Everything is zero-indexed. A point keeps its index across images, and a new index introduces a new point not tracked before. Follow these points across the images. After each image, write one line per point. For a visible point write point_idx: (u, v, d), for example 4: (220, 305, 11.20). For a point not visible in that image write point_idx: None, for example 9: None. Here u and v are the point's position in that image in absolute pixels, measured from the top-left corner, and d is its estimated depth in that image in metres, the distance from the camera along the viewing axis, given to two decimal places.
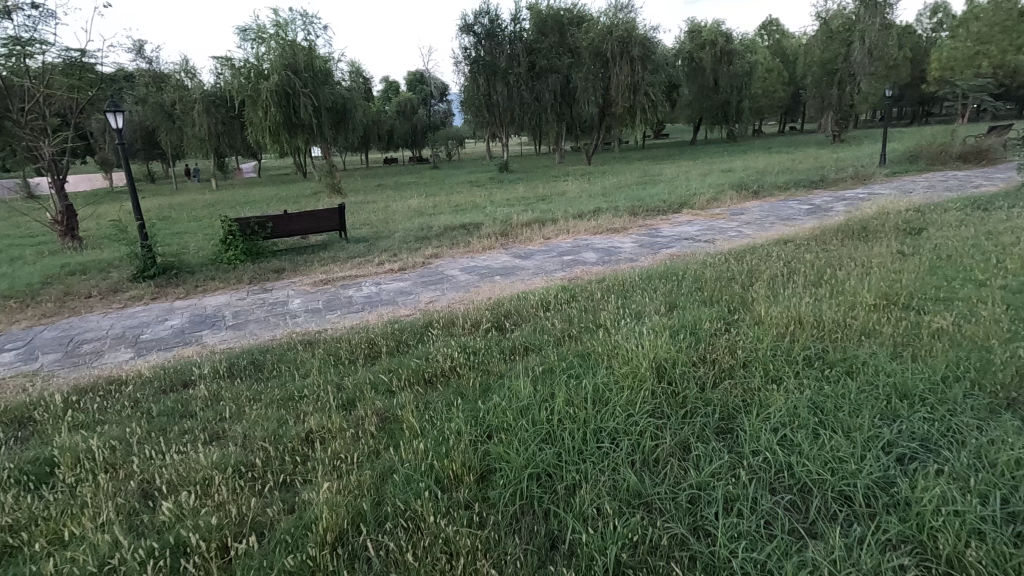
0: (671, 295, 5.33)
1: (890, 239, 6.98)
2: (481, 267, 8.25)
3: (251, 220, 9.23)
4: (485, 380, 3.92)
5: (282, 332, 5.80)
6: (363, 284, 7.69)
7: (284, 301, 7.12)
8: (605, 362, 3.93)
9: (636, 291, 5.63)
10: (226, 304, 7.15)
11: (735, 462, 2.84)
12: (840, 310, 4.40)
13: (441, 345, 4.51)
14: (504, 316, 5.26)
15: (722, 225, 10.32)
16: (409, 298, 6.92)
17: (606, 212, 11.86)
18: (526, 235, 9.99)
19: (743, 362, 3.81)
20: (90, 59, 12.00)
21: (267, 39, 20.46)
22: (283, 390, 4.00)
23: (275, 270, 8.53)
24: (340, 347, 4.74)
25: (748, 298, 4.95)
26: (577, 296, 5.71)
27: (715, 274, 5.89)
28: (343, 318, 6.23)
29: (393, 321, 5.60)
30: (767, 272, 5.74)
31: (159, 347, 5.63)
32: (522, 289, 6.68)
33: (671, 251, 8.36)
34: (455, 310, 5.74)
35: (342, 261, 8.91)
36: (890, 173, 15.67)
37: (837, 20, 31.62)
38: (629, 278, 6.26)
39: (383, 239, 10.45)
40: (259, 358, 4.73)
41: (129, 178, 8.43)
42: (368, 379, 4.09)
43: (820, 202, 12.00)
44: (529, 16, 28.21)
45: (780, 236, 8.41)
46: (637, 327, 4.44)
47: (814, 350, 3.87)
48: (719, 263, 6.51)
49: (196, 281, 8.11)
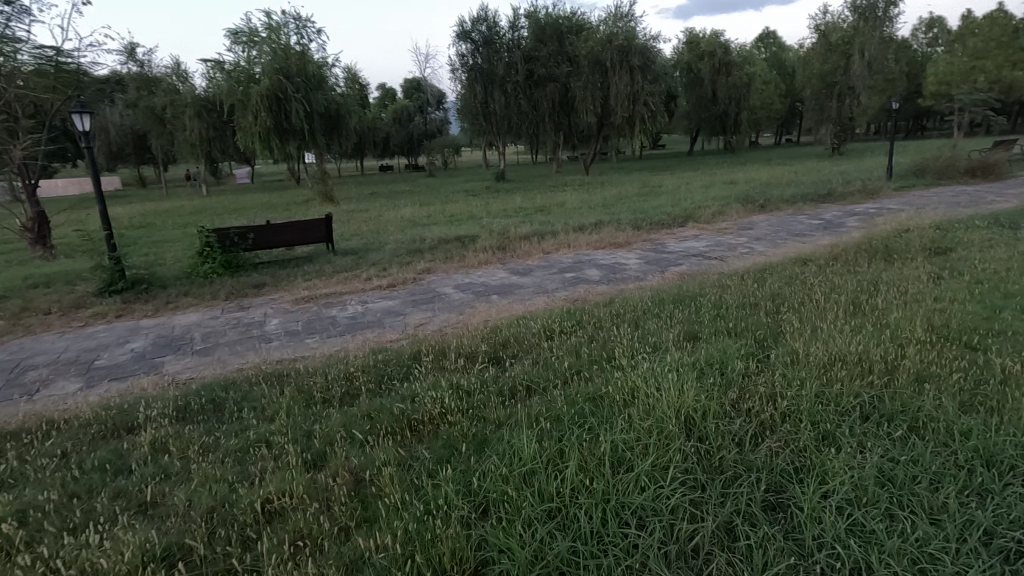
0: (690, 324, 4.74)
1: (918, 259, 6.46)
2: (477, 285, 7.65)
3: (231, 230, 8.61)
4: (480, 431, 3.32)
5: (254, 359, 5.20)
6: (348, 303, 7.07)
7: (261, 321, 6.48)
8: (624, 410, 3.34)
9: (650, 317, 5.04)
10: (196, 324, 6.49)
11: (796, 556, 2.25)
12: (889, 347, 3.81)
13: (431, 382, 3.92)
14: (502, 347, 4.67)
15: (732, 240, 9.80)
16: (397, 319, 6.31)
17: (608, 224, 11.32)
18: (524, 249, 9.44)
19: (784, 412, 3.24)
20: (68, 59, 11.43)
21: (259, 43, 19.81)
22: (242, 439, 3.39)
23: (254, 285, 7.92)
24: (315, 383, 4.12)
25: (778, 329, 4.39)
26: (583, 323, 5.12)
27: (736, 299, 5.32)
28: (323, 343, 5.61)
29: (379, 349, 5.02)
30: (795, 298, 5.19)
31: (110, 377, 4.97)
32: (521, 311, 6.10)
33: (679, 269, 7.84)
34: (448, 337, 5.17)
35: (327, 276, 8.31)
36: (898, 187, 15.22)
37: (836, 33, 31.49)
38: (641, 301, 5.68)
39: (373, 251, 9.84)
40: (220, 394, 4.11)
41: (97, 185, 7.79)
42: (343, 427, 3.47)
43: (830, 218, 11.51)
44: (528, 24, 27.70)
45: (797, 255, 7.89)
46: (657, 365, 3.86)
47: (865, 399, 3.29)
48: (737, 286, 5.94)
49: (167, 297, 7.47)
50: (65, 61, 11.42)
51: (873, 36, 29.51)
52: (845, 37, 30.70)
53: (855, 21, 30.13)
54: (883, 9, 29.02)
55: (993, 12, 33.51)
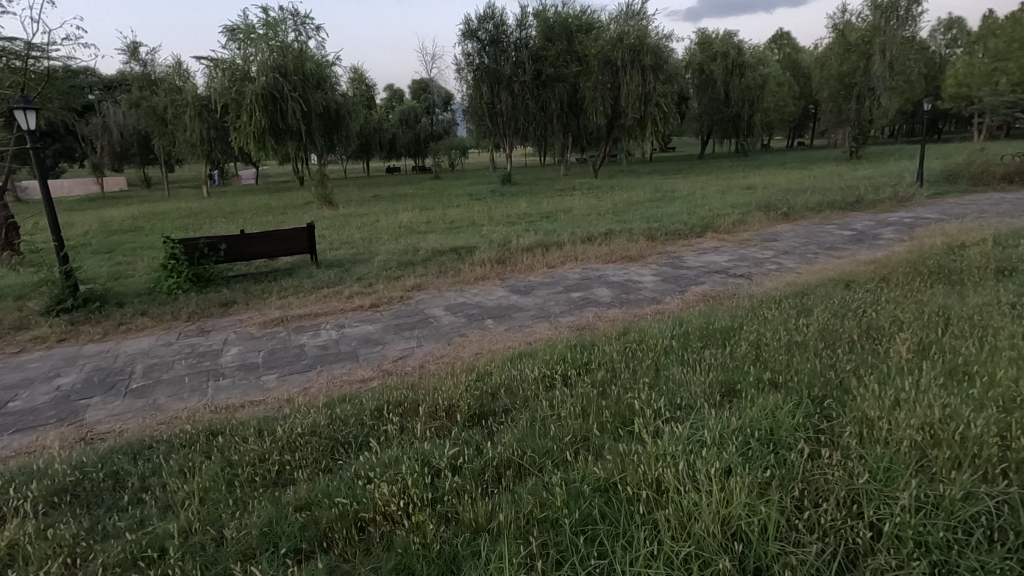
0: (724, 372, 3.84)
1: (988, 282, 5.47)
2: (471, 306, 6.74)
3: (201, 241, 7.76)
4: (449, 545, 2.40)
5: (194, 406, 4.32)
6: (323, 327, 6.20)
7: (219, 350, 5.62)
8: (648, 516, 2.43)
9: (672, 360, 4.12)
10: (145, 352, 5.62)
11: None
12: (999, 420, 2.85)
13: (392, 457, 3.02)
14: (488, 402, 3.79)
15: (756, 254, 8.84)
16: (373, 351, 5.42)
17: (619, 234, 10.40)
18: (526, 262, 8.54)
19: (870, 524, 2.32)
20: (40, 54, 10.44)
21: (255, 41, 18.97)
22: (130, 542, 2.51)
23: (222, 303, 7.07)
24: (247, 453, 3.23)
25: (837, 386, 3.51)
26: (591, 366, 4.22)
27: (778, 336, 4.39)
28: (283, 381, 4.75)
29: (343, 396, 4.14)
30: (848, 335, 4.28)
31: (14, 428, 4.09)
32: (518, 345, 5.21)
33: (701, 289, 6.92)
34: (428, 381, 4.29)
35: (305, 293, 7.45)
36: (931, 194, 14.17)
37: (855, 33, 30.17)
38: (659, 333, 4.79)
39: (360, 264, 8.97)
40: (127, 465, 3.22)
41: (45, 190, 6.95)
42: (266, 530, 2.56)
43: (862, 228, 10.56)
44: (536, 22, 26.69)
45: (835, 274, 6.96)
46: (688, 439, 2.95)
47: (989, 506, 2.32)
48: (775, 316, 5.02)
49: (121, 316, 6.61)
50: (37, 57, 10.46)
51: (896, 35, 28.42)
52: (865, 36, 29.45)
53: (876, 20, 28.97)
54: (905, 8, 28.04)
55: (1014, 11, 32.32)
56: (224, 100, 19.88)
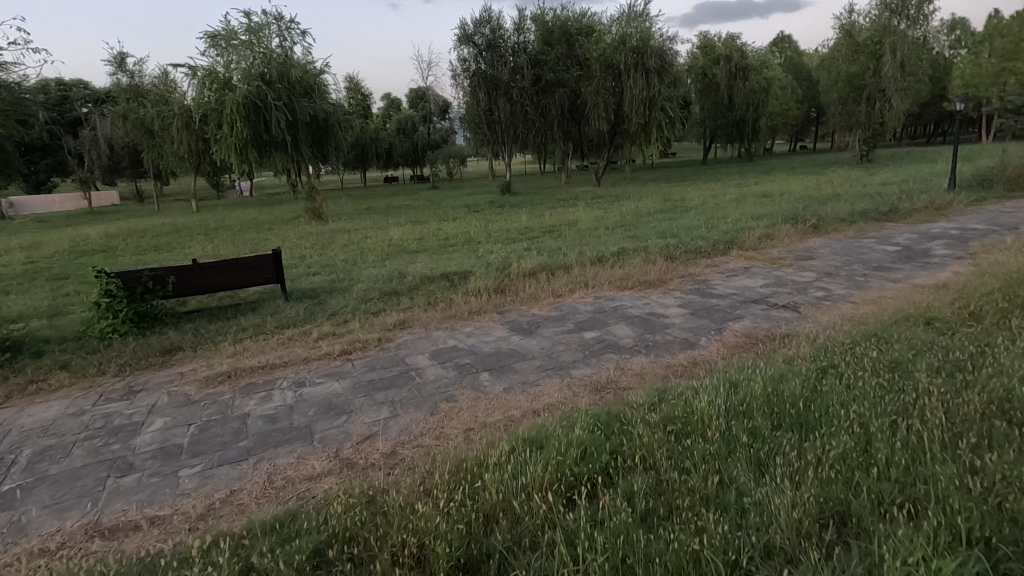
0: (829, 490, 2.62)
1: None
2: (462, 353, 5.49)
3: (143, 273, 6.53)
4: None
5: (69, 529, 3.06)
6: (279, 385, 4.98)
7: (140, 425, 4.35)
8: None
9: (740, 462, 2.91)
10: (43, 428, 4.38)
11: None
12: None
13: None
14: (482, 537, 2.57)
15: (793, 277, 7.62)
16: (333, 427, 4.14)
17: (634, 253, 9.20)
18: (529, 291, 7.32)
19: None
20: None
21: (237, 48, 17.61)
22: None
23: (164, 350, 5.86)
24: None
25: (1005, 522, 2.33)
26: (623, 469, 3.01)
27: (884, 418, 3.18)
28: (205, 480, 3.50)
29: (275, 518, 2.89)
30: (985, 422, 3.06)
31: None
32: (517, 420, 3.97)
33: (742, 327, 5.69)
34: (395, 487, 3.04)
35: (265, 335, 6.22)
36: (970, 201, 12.91)
37: (865, 32, 28.84)
38: (709, 403, 3.55)
39: (337, 294, 7.77)
40: None
41: None
42: None
43: (907, 242, 9.34)
44: (534, 26, 25.53)
45: (905, 306, 5.74)
46: None
47: None
48: (861, 377, 3.81)
49: (34, 372, 5.40)
50: None
51: (906, 36, 27.26)
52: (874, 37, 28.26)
53: (885, 19, 27.77)
54: (916, 6, 26.89)
55: None
56: (204, 110, 18.67)
